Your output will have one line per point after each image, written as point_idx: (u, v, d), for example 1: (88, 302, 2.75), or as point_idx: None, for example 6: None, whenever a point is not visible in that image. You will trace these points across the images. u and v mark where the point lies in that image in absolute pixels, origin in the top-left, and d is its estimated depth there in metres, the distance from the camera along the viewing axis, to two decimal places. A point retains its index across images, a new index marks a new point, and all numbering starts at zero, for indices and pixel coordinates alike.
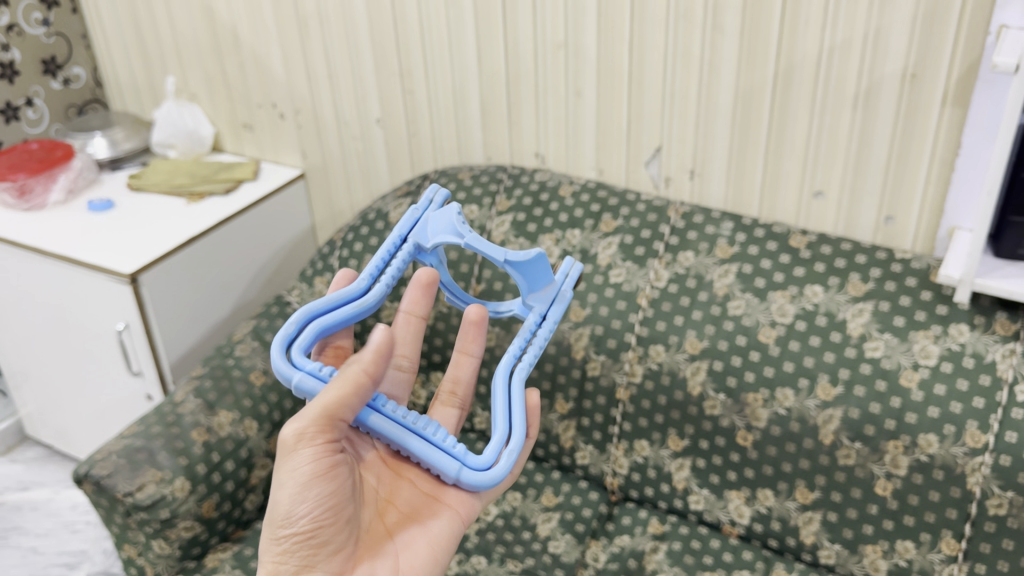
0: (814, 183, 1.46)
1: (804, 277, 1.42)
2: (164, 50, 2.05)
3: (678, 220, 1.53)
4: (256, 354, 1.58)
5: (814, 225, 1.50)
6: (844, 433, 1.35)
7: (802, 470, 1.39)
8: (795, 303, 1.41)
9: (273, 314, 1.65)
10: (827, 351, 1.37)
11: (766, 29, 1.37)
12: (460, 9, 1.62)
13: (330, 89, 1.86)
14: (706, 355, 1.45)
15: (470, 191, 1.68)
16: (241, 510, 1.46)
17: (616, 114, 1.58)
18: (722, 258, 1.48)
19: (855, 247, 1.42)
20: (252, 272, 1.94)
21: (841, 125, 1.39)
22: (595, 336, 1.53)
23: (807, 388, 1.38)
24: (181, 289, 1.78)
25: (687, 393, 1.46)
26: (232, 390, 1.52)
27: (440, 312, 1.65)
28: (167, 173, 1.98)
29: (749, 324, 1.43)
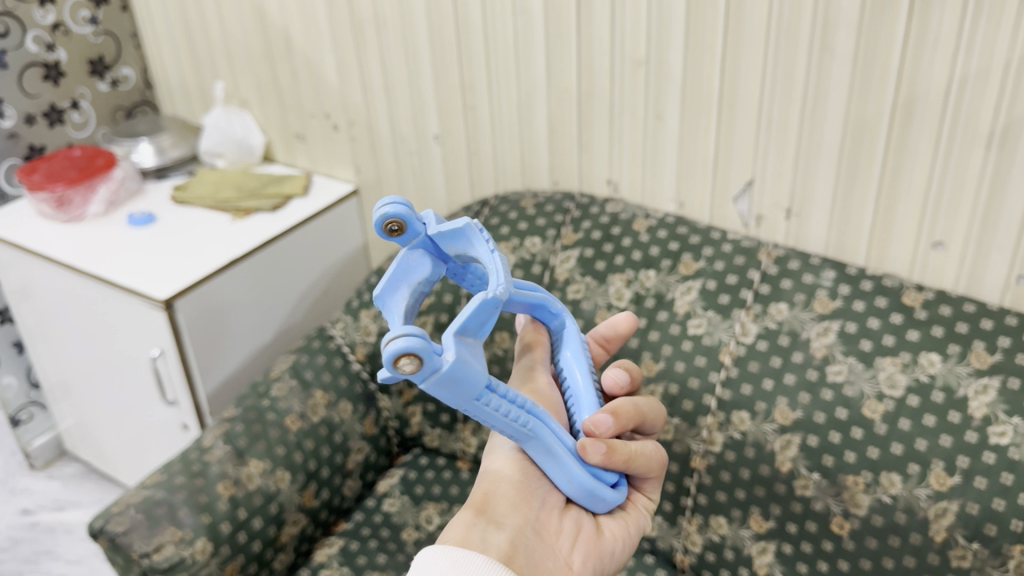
0: (934, 232, 1.25)
1: (919, 342, 1.22)
2: (215, 52, 1.92)
3: (770, 265, 1.35)
4: (294, 396, 1.44)
5: (931, 280, 1.28)
6: (959, 531, 1.15)
7: (906, 568, 1.19)
8: (907, 373, 1.21)
9: (314, 349, 1.50)
10: (943, 434, 1.17)
11: (886, 53, 1.17)
12: (529, 19, 1.45)
13: (386, 100, 1.71)
14: (799, 428, 1.26)
15: (535, 220, 1.52)
16: (269, 570, 1.34)
17: (702, 140, 1.39)
18: (822, 314, 1.28)
19: (981, 309, 1.21)
20: (297, 294, 1.80)
21: (970, 166, 1.18)
22: (669, 395, 1.35)
23: (918, 475, 1.18)
24: (220, 315, 1.65)
25: (774, 468, 1.27)
26: (264, 435, 1.38)
27: (495, 354, 1.48)
28: (213, 186, 1.86)
29: (851, 394, 1.23)
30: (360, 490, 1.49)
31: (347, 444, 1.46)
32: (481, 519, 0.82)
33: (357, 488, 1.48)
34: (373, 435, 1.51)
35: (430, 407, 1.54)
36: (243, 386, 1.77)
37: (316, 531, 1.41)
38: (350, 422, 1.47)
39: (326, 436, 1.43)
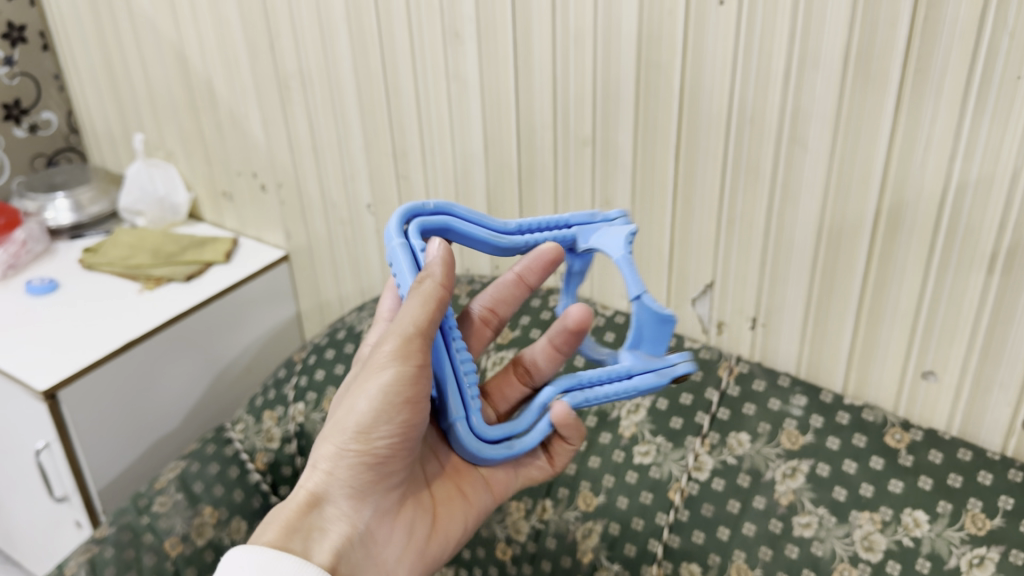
0: (923, 360, 1.04)
1: (904, 495, 1.00)
2: (139, 101, 1.75)
3: (731, 383, 1.15)
4: (177, 512, 1.24)
5: (919, 416, 1.08)
6: None
7: None
8: (888, 534, 0.98)
9: (207, 456, 1.32)
10: None
11: (868, 148, 0.96)
12: (464, 83, 1.26)
13: (315, 163, 1.52)
14: None
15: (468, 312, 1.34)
16: None
17: (657, 233, 1.20)
18: (789, 450, 1.07)
19: (977, 459, 1.01)
20: (208, 377, 1.61)
21: (967, 289, 0.97)
22: (608, 536, 1.10)
23: None
24: (113, 402, 1.45)
25: None
26: (137, 563, 1.18)
27: None
28: (127, 249, 1.66)
29: (820, 554, 1.00)
30: None
31: None
32: (305, 524, 0.73)
33: None
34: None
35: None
36: (144, 480, 1.57)
37: None
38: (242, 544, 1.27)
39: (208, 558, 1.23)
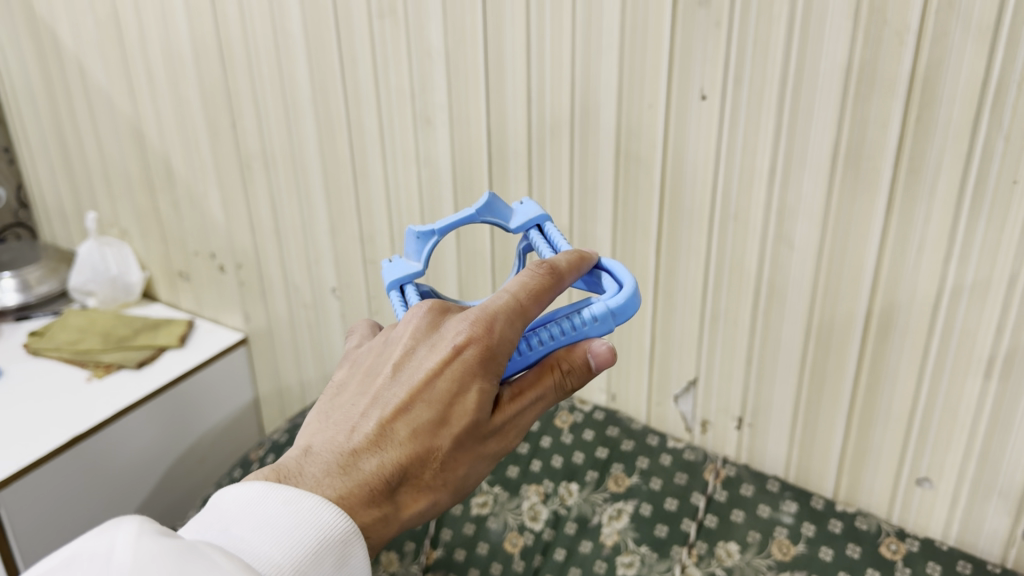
0: (917, 467, 0.99)
1: None
2: (93, 178, 1.68)
3: (717, 487, 1.11)
4: None
5: (915, 525, 1.02)
6: None
7: None
8: None
9: None
10: None
11: (858, 248, 0.93)
12: (435, 169, 1.21)
13: (277, 245, 1.46)
14: None
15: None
16: None
17: (637, 329, 1.16)
18: (782, 562, 1.00)
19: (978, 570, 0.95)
20: (157, 479, 1.51)
21: (963, 394, 0.93)
22: None
23: None
24: (60, 501, 1.35)
25: None
26: None
27: None
28: (76, 332, 1.58)
29: None
30: None
31: None
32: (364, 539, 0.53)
33: None
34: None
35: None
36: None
37: None
38: None
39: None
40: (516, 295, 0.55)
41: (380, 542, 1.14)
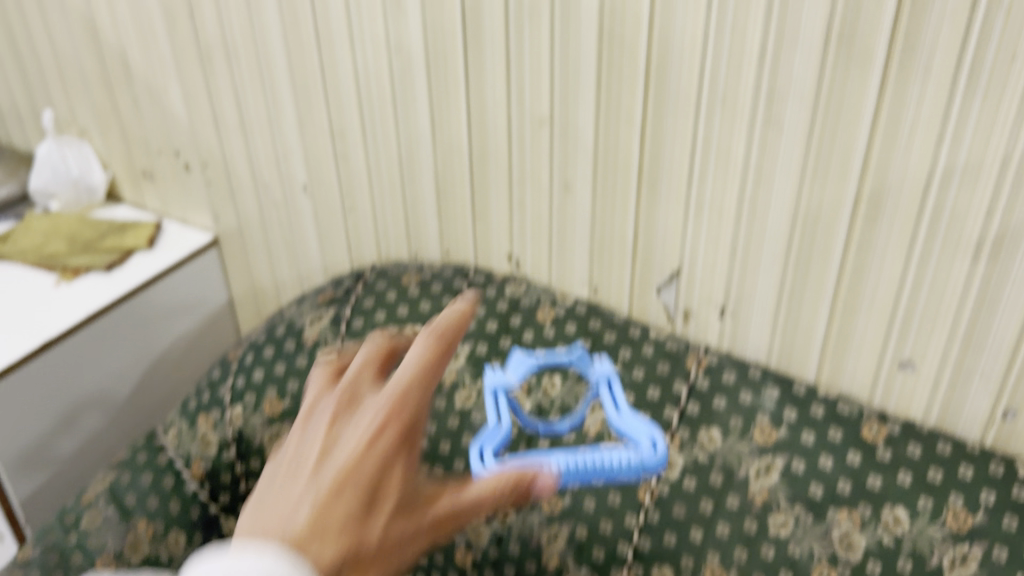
0: (901, 349, 0.99)
1: (882, 492, 0.96)
2: (44, 70, 1.60)
3: (701, 375, 1.10)
4: (108, 528, 1.10)
5: (896, 406, 1.03)
6: None
7: None
8: (867, 532, 0.94)
9: (139, 466, 1.18)
10: None
11: (852, 131, 0.90)
12: (408, 56, 1.16)
13: (243, 139, 1.40)
14: None
15: (398, 309, 1.28)
16: None
17: (619, 218, 1.13)
18: (762, 445, 1.03)
19: (956, 450, 0.97)
20: (154, 359, 1.51)
21: (950, 276, 0.92)
22: (574, 539, 1.06)
23: None
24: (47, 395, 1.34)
25: None
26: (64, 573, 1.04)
27: None
28: (42, 233, 1.52)
29: (796, 555, 0.97)
30: None
31: None
32: None
33: None
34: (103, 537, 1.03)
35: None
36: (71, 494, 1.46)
37: None
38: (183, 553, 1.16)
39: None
40: (420, 376, 0.44)
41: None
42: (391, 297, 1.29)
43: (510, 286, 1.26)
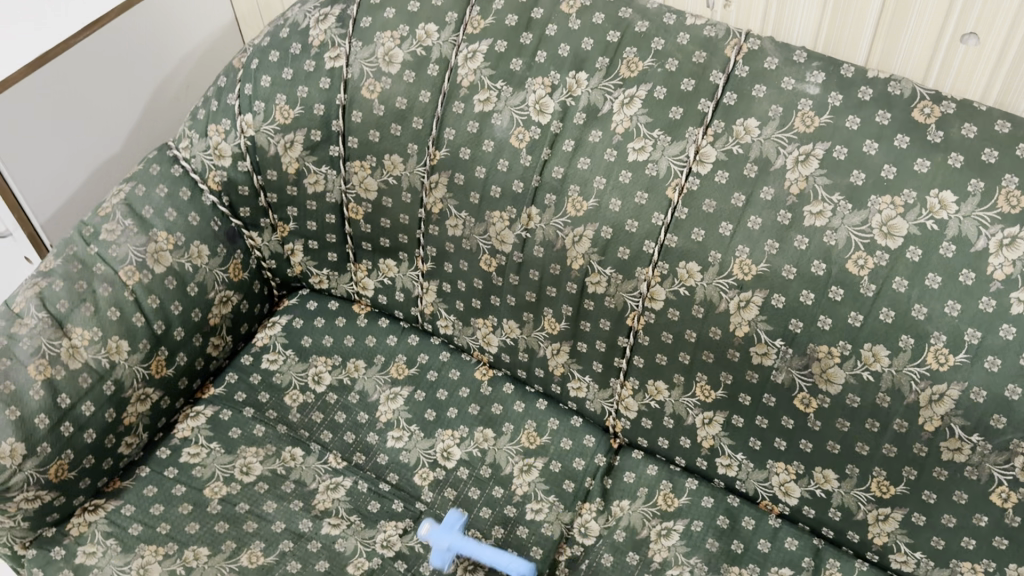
0: (968, 17, 0.91)
1: (929, 176, 0.89)
2: None
3: (740, 60, 0.99)
4: (127, 237, 1.12)
5: (953, 88, 0.97)
6: (957, 420, 0.90)
7: (866, 432, 0.96)
8: (909, 219, 0.89)
9: (152, 177, 1.17)
10: (950, 300, 0.88)
11: None
12: None
13: None
14: (761, 284, 0.96)
15: (409, 120, 1.10)
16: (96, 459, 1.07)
17: None
18: (802, 133, 0.94)
19: (962, 255, 0.87)
20: (153, 86, 1.42)
21: None
22: (599, 240, 1.03)
23: (912, 350, 0.90)
24: (44, 126, 1.27)
25: (727, 331, 1.00)
26: (92, 295, 1.08)
27: (386, 184, 1.14)
28: None
29: (832, 244, 0.92)
30: (232, 348, 1.25)
31: (207, 295, 1.18)
32: None
33: (229, 346, 1.24)
34: (166, 378, 1.14)
35: (296, 323, 1.29)
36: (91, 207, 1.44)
37: (177, 402, 1.18)
38: (206, 270, 1.18)
39: (109, 398, 1.07)
40: None
41: (375, 253, 1.23)
42: (400, 104, 1.10)
43: (499, 103, 1.05)
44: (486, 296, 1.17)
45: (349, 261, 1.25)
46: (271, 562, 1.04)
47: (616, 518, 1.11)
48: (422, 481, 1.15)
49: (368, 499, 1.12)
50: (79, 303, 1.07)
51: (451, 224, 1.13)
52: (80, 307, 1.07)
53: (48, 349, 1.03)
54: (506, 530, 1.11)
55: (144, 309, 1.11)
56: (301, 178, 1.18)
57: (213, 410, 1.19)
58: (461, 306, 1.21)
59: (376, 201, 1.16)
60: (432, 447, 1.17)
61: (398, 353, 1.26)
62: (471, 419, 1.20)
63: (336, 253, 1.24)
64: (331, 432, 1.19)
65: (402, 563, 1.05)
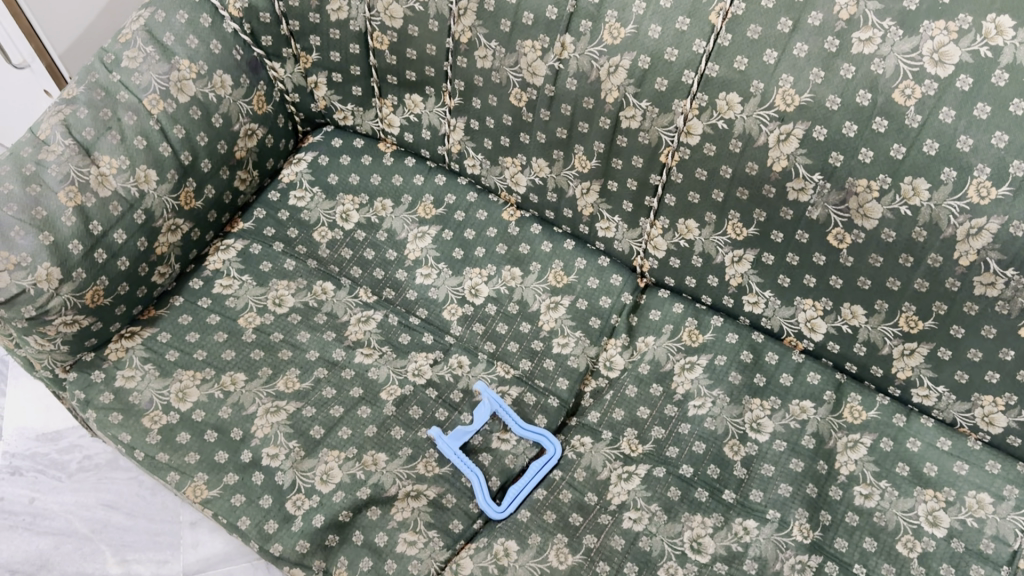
0: None
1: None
2: None
3: None
4: (149, 65, 1.09)
5: None
6: (993, 254, 0.88)
7: (899, 267, 0.95)
8: (963, 45, 0.84)
9: (173, 3, 1.12)
10: (998, 130, 0.84)
11: None
12: None
13: None
14: (801, 116, 0.93)
15: None
16: (130, 286, 1.09)
17: None
18: None
19: (1015, 83, 0.82)
20: None
21: None
22: (635, 71, 1.00)
23: (953, 183, 0.88)
24: None
25: (763, 166, 0.98)
26: (117, 123, 1.06)
27: (413, 12, 1.09)
28: None
29: (878, 73, 0.88)
30: (259, 182, 1.26)
31: (232, 128, 1.17)
32: None
33: (256, 181, 1.24)
34: (195, 211, 1.15)
35: (322, 160, 1.28)
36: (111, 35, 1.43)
37: (207, 235, 1.19)
38: (230, 101, 1.15)
39: (140, 227, 1.08)
40: None
41: (400, 87, 1.19)
42: None
43: None
44: (515, 133, 1.14)
45: (374, 95, 1.22)
46: (307, 388, 1.09)
47: (642, 352, 1.13)
48: (451, 316, 1.16)
49: (398, 331, 1.14)
50: (105, 132, 1.05)
51: (481, 55, 1.09)
52: (106, 136, 1.05)
53: (77, 176, 1.02)
54: (533, 362, 1.13)
55: (170, 139, 1.10)
56: (323, 4, 1.14)
57: (243, 245, 1.21)
58: (488, 144, 1.18)
59: (402, 30, 1.12)
60: (460, 284, 1.19)
61: (425, 193, 1.25)
62: (498, 257, 1.20)
63: (361, 86, 1.22)
64: (360, 268, 1.20)
65: (432, 391, 1.10)
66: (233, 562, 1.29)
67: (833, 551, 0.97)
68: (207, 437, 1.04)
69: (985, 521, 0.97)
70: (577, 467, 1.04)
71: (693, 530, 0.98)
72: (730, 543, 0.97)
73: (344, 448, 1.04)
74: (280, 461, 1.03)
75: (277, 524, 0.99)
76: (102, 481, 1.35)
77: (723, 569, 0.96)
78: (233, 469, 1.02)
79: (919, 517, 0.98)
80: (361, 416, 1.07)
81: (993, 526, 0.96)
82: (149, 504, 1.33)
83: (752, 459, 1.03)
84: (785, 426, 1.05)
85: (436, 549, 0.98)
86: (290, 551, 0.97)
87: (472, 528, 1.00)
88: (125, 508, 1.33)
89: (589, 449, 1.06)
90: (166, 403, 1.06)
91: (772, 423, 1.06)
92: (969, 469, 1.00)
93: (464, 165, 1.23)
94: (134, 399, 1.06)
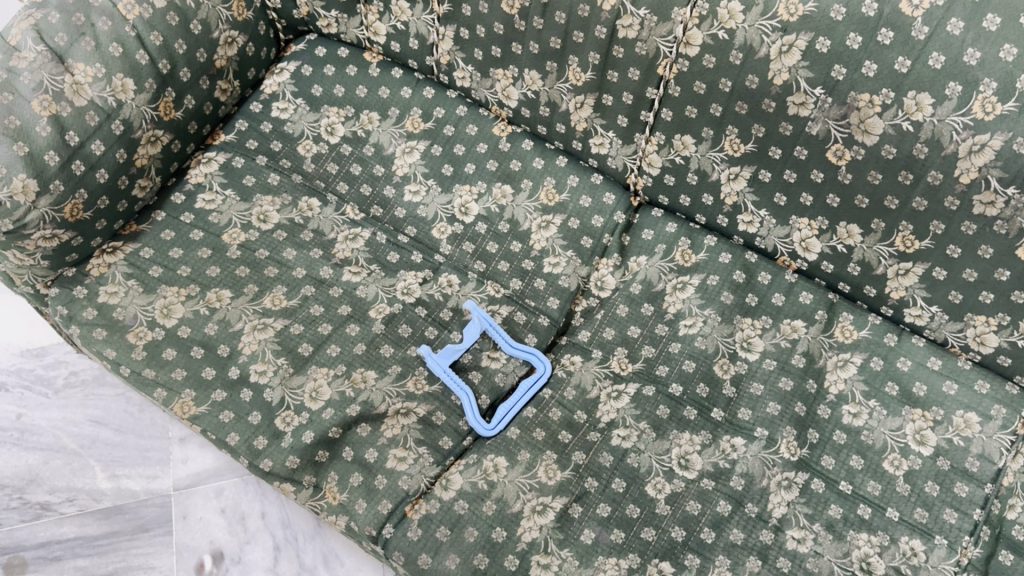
0: None
1: None
2: None
3: None
4: None
5: None
6: (995, 172, 0.86)
7: (898, 185, 0.94)
8: None
9: None
10: (1008, 42, 0.81)
11: None
12: None
13: None
14: (804, 26, 0.90)
15: None
16: (110, 200, 1.06)
17: None
18: None
19: None
20: None
21: None
22: None
23: (958, 97, 0.85)
24: None
25: (764, 79, 0.95)
26: (91, 29, 1.02)
27: None
28: None
29: None
30: (241, 93, 1.22)
31: (211, 35, 1.12)
32: None
33: (237, 92, 1.20)
34: (175, 122, 1.11)
35: (305, 71, 1.24)
36: None
37: (187, 147, 1.16)
38: (208, 6, 1.11)
39: (118, 139, 1.04)
40: None
41: None
42: None
43: None
44: (507, 44, 1.10)
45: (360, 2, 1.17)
46: (294, 305, 1.07)
47: (633, 272, 1.12)
48: (441, 235, 1.14)
49: (387, 249, 1.12)
50: (78, 37, 1.01)
51: None
52: (80, 42, 1.01)
53: (51, 85, 0.98)
54: (523, 281, 1.12)
55: (147, 46, 1.05)
56: None
57: (226, 158, 1.18)
58: (479, 56, 1.14)
59: None
60: (449, 202, 1.16)
61: (413, 106, 1.21)
62: (489, 174, 1.18)
63: None
64: (346, 185, 1.17)
65: (422, 310, 1.08)
66: (224, 477, 1.30)
67: (819, 468, 0.97)
68: (193, 353, 1.03)
69: (972, 440, 0.97)
70: (567, 385, 1.04)
71: (681, 447, 0.99)
72: (718, 460, 0.98)
73: (332, 366, 1.03)
74: (268, 378, 1.02)
75: (267, 441, 0.99)
76: (88, 397, 1.35)
77: (710, 485, 0.96)
78: (221, 386, 1.01)
79: (906, 435, 0.98)
80: (350, 334, 1.06)
81: (979, 445, 0.97)
82: (137, 420, 1.33)
83: (742, 378, 1.03)
84: (775, 345, 1.05)
85: (426, 465, 0.98)
86: (280, 467, 0.98)
87: (461, 445, 1.00)
88: (113, 424, 1.32)
89: (579, 368, 1.05)
90: (151, 319, 1.05)
91: (762, 342, 1.05)
92: (958, 389, 1.00)
93: (454, 78, 1.19)
94: (118, 316, 1.04)
